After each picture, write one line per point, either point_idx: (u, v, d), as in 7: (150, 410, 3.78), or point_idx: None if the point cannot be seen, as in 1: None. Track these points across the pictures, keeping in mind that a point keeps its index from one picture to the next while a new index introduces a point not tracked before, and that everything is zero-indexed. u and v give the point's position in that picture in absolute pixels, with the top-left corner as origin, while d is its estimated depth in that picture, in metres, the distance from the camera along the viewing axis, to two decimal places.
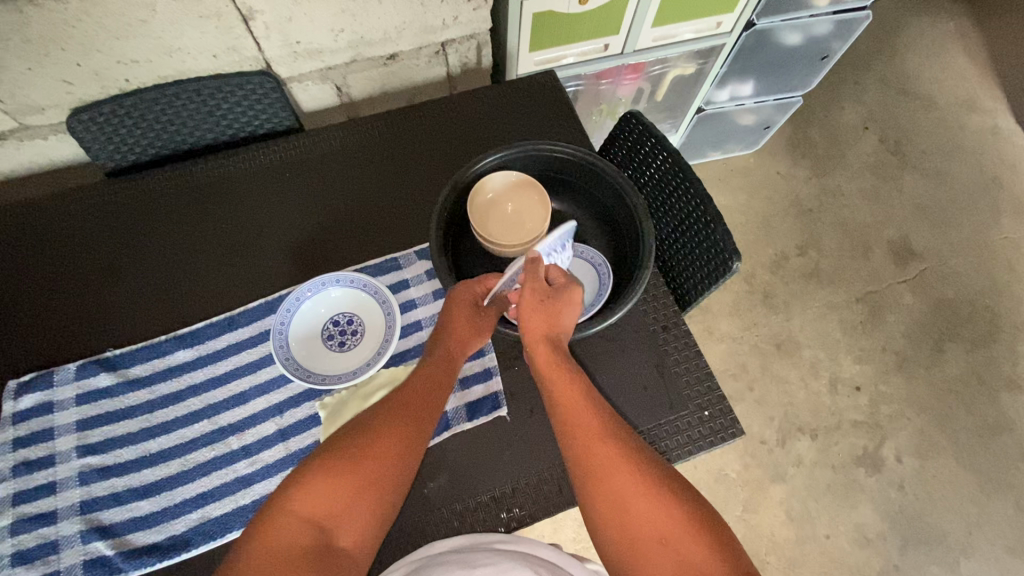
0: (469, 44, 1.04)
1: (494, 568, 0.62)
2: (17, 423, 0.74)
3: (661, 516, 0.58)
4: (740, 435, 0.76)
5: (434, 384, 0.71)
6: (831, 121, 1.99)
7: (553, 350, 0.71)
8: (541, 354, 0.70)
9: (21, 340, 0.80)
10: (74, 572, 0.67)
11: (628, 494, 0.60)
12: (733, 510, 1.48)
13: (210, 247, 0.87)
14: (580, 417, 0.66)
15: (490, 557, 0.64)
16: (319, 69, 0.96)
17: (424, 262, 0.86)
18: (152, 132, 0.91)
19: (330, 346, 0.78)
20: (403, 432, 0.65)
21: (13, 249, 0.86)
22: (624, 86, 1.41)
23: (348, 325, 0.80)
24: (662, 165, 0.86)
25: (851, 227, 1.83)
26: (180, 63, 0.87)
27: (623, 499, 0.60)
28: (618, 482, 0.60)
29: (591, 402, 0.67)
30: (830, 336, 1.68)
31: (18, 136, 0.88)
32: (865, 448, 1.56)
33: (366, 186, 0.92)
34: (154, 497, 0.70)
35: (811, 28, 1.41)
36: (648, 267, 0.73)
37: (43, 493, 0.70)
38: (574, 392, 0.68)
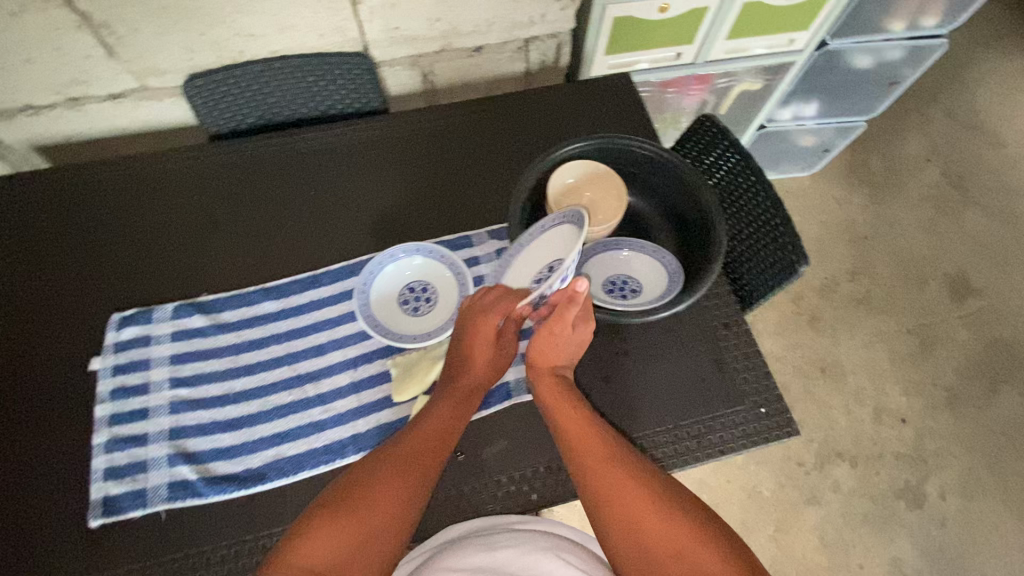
0: (550, 44, 1.14)
1: (516, 550, 0.65)
2: (118, 351, 0.80)
3: (674, 530, 0.58)
4: (795, 434, 0.78)
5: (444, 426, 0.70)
6: (892, 149, 1.96)
7: (559, 381, 0.74)
8: (547, 385, 0.73)
9: (125, 280, 0.87)
10: (160, 491, 0.72)
11: (641, 511, 0.60)
12: (765, 529, 1.46)
13: (298, 214, 0.93)
14: (588, 443, 0.67)
15: (511, 540, 0.67)
16: (410, 55, 1.04)
17: (495, 242, 0.90)
18: (253, 102, 0.99)
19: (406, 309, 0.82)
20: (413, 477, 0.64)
21: (122, 198, 0.93)
22: (689, 97, 1.43)
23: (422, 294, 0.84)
24: (734, 169, 0.89)
25: (907, 257, 1.80)
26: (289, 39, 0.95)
27: (634, 517, 0.59)
28: (627, 502, 0.61)
29: (598, 428, 0.68)
30: (877, 365, 1.65)
31: (137, 96, 0.97)
32: (908, 482, 1.52)
33: (445, 169, 0.97)
34: (236, 431, 0.76)
35: (882, 53, 1.42)
36: (716, 265, 0.77)
37: (136, 417, 0.77)
38: (581, 417, 0.69)
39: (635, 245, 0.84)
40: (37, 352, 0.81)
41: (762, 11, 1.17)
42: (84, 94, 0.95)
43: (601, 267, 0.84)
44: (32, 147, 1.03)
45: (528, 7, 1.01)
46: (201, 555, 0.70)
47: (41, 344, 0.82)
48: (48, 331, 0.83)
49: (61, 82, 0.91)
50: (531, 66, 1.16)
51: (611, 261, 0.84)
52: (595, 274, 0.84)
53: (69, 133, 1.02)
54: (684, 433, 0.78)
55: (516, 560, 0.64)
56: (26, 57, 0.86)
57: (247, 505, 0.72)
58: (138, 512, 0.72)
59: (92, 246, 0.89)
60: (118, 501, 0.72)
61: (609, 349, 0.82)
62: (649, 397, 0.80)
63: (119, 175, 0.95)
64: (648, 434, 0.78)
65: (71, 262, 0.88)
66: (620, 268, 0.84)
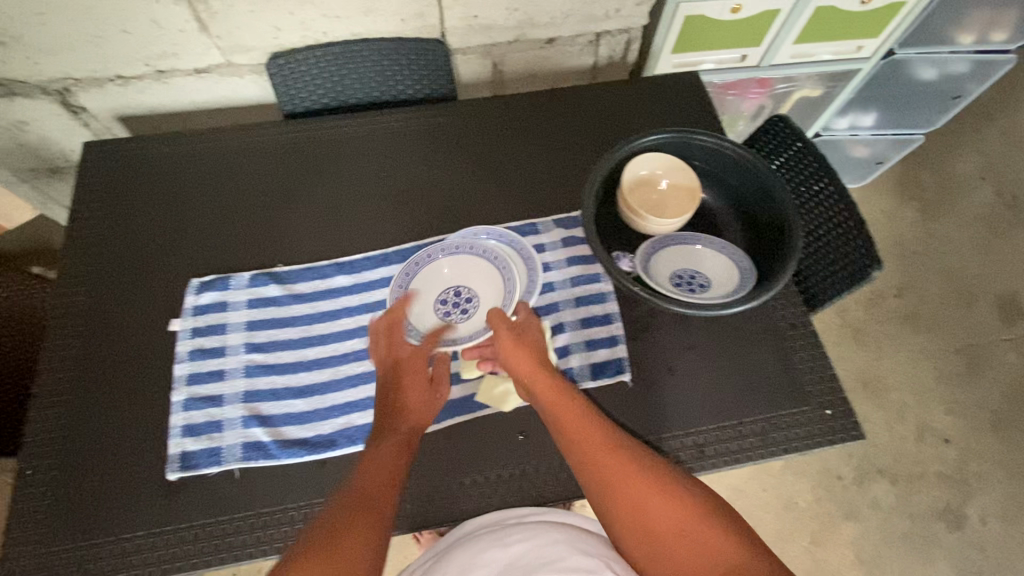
0: (621, 39, 1.16)
1: (527, 540, 0.66)
2: (197, 314, 0.83)
3: (682, 514, 0.57)
4: (861, 438, 0.77)
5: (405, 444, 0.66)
6: (945, 166, 1.92)
7: (549, 378, 0.72)
8: (540, 384, 0.71)
9: (202, 247, 0.89)
10: (234, 451, 0.75)
11: (647, 497, 0.59)
12: (800, 540, 1.44)
13: (367, 193, 0.95)
14: (584, 435, 0.65)
15: (523, 531, 0.68)
16: (484, 44, 1.09)
17: (561, 230, 0.91)
18: (329, 83, 1.01)
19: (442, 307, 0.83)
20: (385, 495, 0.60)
21: (201, 168, 0.97)
22: (748, 100, 1.42)
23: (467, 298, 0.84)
24: (807, 170, 0.89)
25: (957, 276, 1.76)
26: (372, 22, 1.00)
27: (640, 503, 0.59)
28: (632, 489, 0.60)
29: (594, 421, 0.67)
30: (921, 384, 1.61)
31: (220, 72, 1.03)
32: (948, 503, 1.48)
33: (512, 155, 0.98)
34: (309, 398, 0.78)
35: (947, 66, 1.40)
36: (790, 264, 0.78)
37: (213, 378, 0.79)
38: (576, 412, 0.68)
39: (705, 241, 0.85)
40: (119, 310, 0.84)
41: (834, 16, 1.17)
42: (170, 67, 1.01)
43: (670, 260, 0.85)
44: (116, 116, 1.10)
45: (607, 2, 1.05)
46: (271, 515, 0.72)
47: (123, 303, 0.85)
48: (129, 291, 0.86)
49: (152, 55, 0.98)
50: (599, 61, 1.20)
51: (679, 255, 0.85)
52: (663, 267, 0.84)
53: (149, 104, 1.08)
54: (747, 430, 0.78)
55: (527, 554, 0.64)
56: (125, 28, 0.93)
57: (318, 469, 0.74)
58: (213, 469, 0.74)
59: (171, 213, 0.92)
60: (194, 457, 0.74)
61: (673, 342, 0.83)
62: (713, 392, 0.80)
63: (197, 146, 0.98)
64: (711, 428, 0.78)
65: (151, 227, 0.91)
66: (688, 263, 0.85)
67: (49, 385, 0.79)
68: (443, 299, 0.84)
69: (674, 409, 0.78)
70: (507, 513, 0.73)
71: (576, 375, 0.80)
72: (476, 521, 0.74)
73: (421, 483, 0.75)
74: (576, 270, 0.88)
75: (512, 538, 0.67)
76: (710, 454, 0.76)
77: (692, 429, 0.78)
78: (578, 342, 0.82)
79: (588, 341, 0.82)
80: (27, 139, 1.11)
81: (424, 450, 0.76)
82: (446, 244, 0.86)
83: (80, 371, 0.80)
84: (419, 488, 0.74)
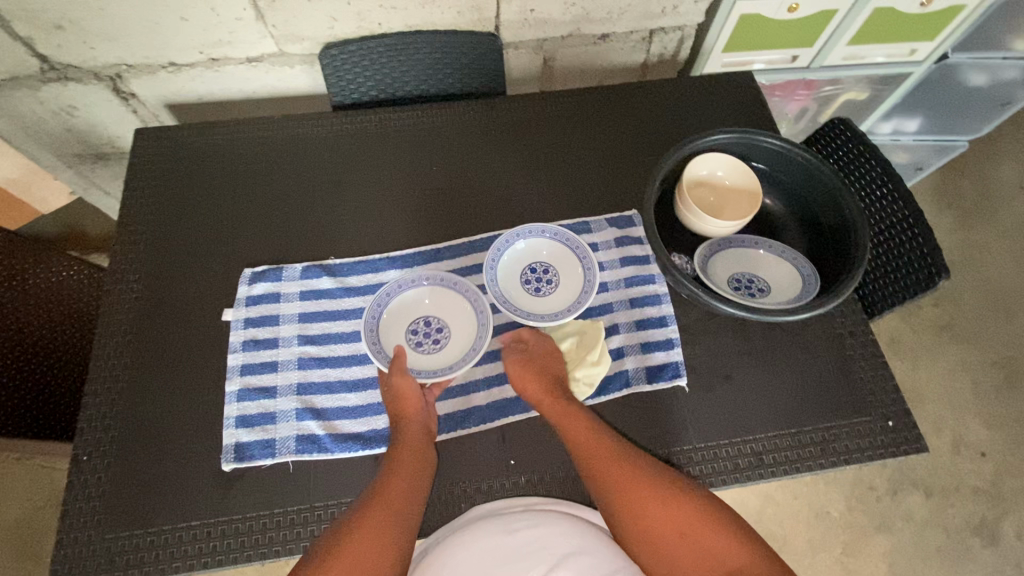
0: (673, 36, 1.19)
1: (533, 527, 0.65)
2: (250, 304, 0.83)
3: (677, 514, 0.61)
4: (924, 451, 0.75)
5: (410, 466, 0.68)
6: (986, 173, 1.88)
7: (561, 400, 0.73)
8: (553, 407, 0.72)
9: (253, 237, 0.89)
10: (288, 443, 0.74)
11: (646, 499, 0.63)
12: (832, 551, 1.42)
13: (418, 187, 0.93)
14: (588, 441, 0.68)
15: (529, 518, 0.67)
16: (537, 39, 1.12)
17: (615, 229, 0.89)
18: (380, 75, 1.01)
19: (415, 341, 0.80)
20: (388, 522, 0.63)
21: (250, 158, 0.96)
22: (793, 102, 1.41)
23: (441, 330, 0.80)
24: (869, 174, 0.88)
25: (997, 286, 1.72)
26: (427, 15, 1.02)
27: (639, 506, 0.63)
28: (632, 492, 0.63)
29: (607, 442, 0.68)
30: (958, 396, 1.58)
31: (273, 61, 1.08)
32: (983, 517, 1.46)
33: (565, 152, 0.96)
34: (362, 392, 0.78)
35: (999, 72, 1.35)
36: (859, 267, 0.77)
37: (266, 369, 0.79)
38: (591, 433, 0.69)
39: (763, 245, 0.84)
40: (172, 298, 0.84)
41: (892, 17, 1.16)
42: (224, 55, 1.05)
43: (727, 262, 0.83)
44: (165, 103, 1.15)
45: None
46: (325, 509, 0.71)
47: (176, 291, 0.85)
48: (182, 278, 0.86)
49: (207, 42, 1.02)
50: (651, 58, 1.23)
51: (737, 258, 0.84)
52: (722, 269, 0.83)
53: (200, 93, 1.13)
54: (807, 439, 0.76)
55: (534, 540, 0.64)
56: (183, 15, 0.96)
57: (372, 464, 0.74)
58: (267, 461, 0.73)
59: (222, 202, 0.92)
60: (248, 449, 0.74)
61: (730, 347, 0.81)
62: (771, 399, 0.78)
63: (247, 136, 0.98)
64: (770, 436, 0.76)
65: (202, 215, 0.91)
66: (746, 266, 0.83)
67: (103, 371, 0.79)
68: (413, 330, 0.80)
69: (732, 415, 0.77)
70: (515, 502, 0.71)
71: (631, 378, 0.79)
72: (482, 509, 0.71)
73: (474, 483, 0.73)
74: (629, 271, 0.86)
75: (521, 525, 0.66)
76: (769, 463, 0.74)
77: (751, 436, 0.76)
78: (633, 344, 0.81)
79: (643, 344, 0.81)
80: (76, 125, 1.16)
81: (477, 448, 0.75)
82: (399, 280, 0.81)
83: (134, 359, 0.80)
84: (472, 489, 0.73)
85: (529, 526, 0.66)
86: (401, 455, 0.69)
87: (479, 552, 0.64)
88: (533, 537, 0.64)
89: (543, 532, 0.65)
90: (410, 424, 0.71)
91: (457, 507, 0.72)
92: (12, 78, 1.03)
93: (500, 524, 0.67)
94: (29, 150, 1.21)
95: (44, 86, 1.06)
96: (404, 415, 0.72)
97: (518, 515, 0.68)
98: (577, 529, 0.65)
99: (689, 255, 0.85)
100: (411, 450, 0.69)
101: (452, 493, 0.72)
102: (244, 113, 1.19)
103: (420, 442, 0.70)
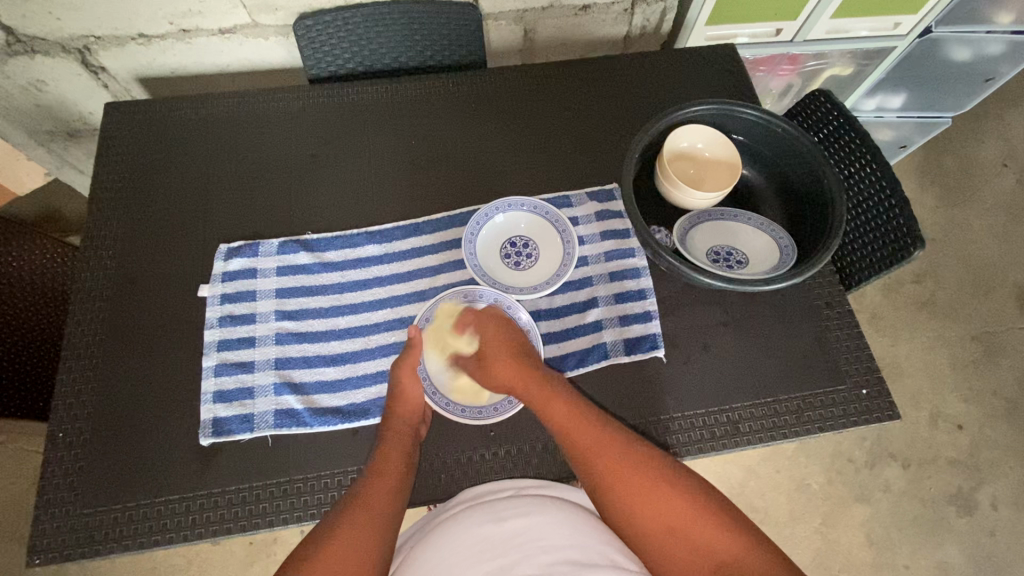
0: (655, 9, 1.20)
1: (523, 517, 0.64)
2: (226, 281, 0.82)
3: (670, 508, 0.60)
4: (897, 418, 0.76)
5: (395, 468, 0.67)
6: (968, 150, 1.89)
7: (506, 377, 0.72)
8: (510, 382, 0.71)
9: (228, 212, 0.88)
10: (266, 418, 0.74)
11: (640, 491, 0.61)
12: (811, 521, 1.45)
13: (395, 160, 0.92)
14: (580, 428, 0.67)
15: (518, 506, 0.66)
16: (517, 9, 1.12)
17: (595, 203, 0.89)
18: (356, 47, 0.99)
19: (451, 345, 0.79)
20: (373, 528, 0.61)
21: (224, 131, 0.94)
22: (776, 77, 1.42)
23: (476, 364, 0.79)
24: (847, 145, 0.89)
25: (976, 263, 1.74)
26: None
27: (632, 502, 0.61)
28: (625, 485, 0.62)
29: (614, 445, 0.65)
30: (936, 370, 1.61)
31: (246, 33, 1.06)
32: (959, 488, 1.49)
33: (546, 126, 0.95)
34: (341, 366, 0.78)
35: (983, 47, 1.35)
36: (836, 237, 0.77)
37: (243, 345, 0.78)
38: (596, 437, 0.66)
39: (742, 218, 0.84)
40: (146, 274, 0.83)
41: None
42: (196, 26, 1.03)
43: (705, 235, 0.83)
44: (137, 77, 1.13)
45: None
46: (304, 482, 0.72)
47: (150, 267, 0.83)
48: (156, 254, 0.84)
49: (176, 12, 1.00)
50: (633, 30, 1.24)
51: (716, 231, 0.84)
52: (700, 242, 0.83)
53: (172, 66, 1.11)
54: (783, 408, 0.77)
55: (525, 530, 0.63)
56: None
57: (351, 438, 0.74)
58: (245, 435, 0.73)
59: (195, 176, 0.90)
60: (225, 424, 0.74)
61: (708, 318, 0.82)
62: (748, 369, 0.79)
63: (220, 109, 0.96)
64: (747, 404, 0.77)
65: (175, 189, 0.89)
66: (725, 239, 0.83)
67: (77, 348, 0.78)
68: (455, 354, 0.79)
69: (709, 385, 0.77)
70: (504, 484, 0.71)
71: (609, 350, 0.79)
72: (479, 489, 0.71)
73: (453, 454, 0.73)
74: (609, 244, 0.86)
75: (509, 514, 0.65)
76: (745, 431, 0.75)
77: (727, 406, 0.76)
78: (612, 317, 0.81)
79: (621, 317, 0.81)
80: (45, 100, 1.13)
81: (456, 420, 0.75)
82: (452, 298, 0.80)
83: (108, 336, 0.79)
84: (452, 460, 0.73)
85: (518, 515, 0.64)
86: (387, 457, 0.68)
87: (466, 544, 0.64)
88: (522, 528, 0.63)
89: (533, 523, 0.64)
90: (400, 426, 0.70)
91: (437, 478, 0.72)
92: None
93: (489, 511, 0.66)
94: None
95: (10, 60, 1.03)
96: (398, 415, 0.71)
97: (508, 503, 0.67)
98: (566, 519, 0.65)
99: (669, 227, 0.85)
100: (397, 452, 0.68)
101: (432, 464, 0.73)
102: (220, 87, 1.18)
103: (407, 445, 0.70)
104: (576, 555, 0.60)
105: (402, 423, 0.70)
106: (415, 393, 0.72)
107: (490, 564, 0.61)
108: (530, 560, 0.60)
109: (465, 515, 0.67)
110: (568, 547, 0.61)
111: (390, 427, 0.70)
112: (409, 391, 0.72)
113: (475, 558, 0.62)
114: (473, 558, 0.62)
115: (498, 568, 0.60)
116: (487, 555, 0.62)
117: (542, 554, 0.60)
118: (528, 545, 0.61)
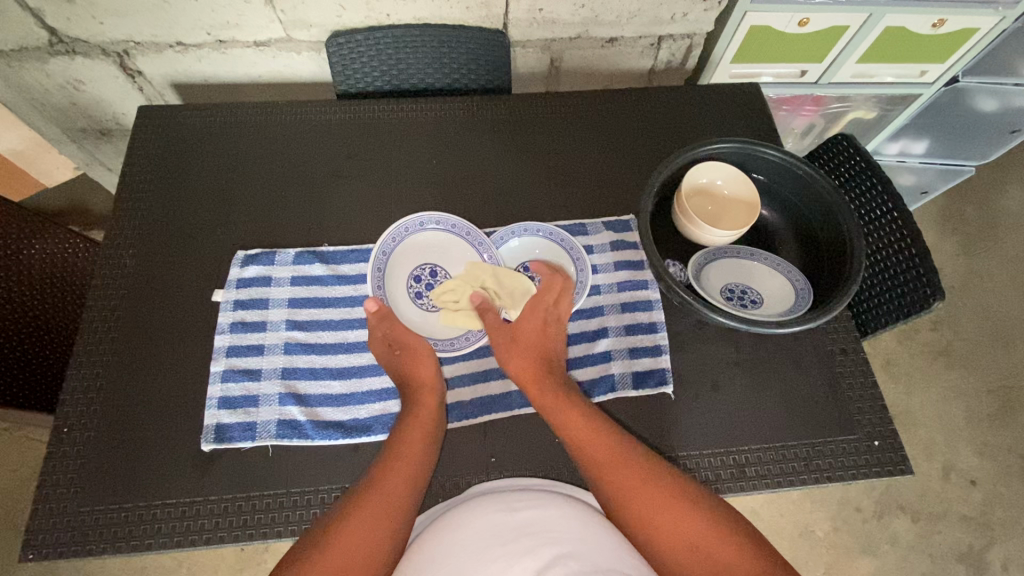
0: (681, 44, 1.22)
1: (536, 510, 0.59)
2: (240, 287, 0.83)
3: (693, 526, 0.60)
4: (910, 473, 0.74)
5: (417, 451, 0.68)
6: (991, 200, 1.87)
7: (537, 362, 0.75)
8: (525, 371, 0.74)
9: (247, 219, 0.89)
10: (268, 428, 0.74)
11: (656, 509, 0.61)
12: (814, 570, 1.41)
13: (415, 178, 0.93)
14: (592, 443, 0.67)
15: (530, 500, 0.61)
16: (545, 39, 1.14)
17: (610, 233, 0.89)
18: (385, 66, 1.01)
19: (411, 273, 0.83)
20: (387, 516, 0.62)
21: (251, 140, 0.96)
22: (800, 117, 1.42)
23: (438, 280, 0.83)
24: (869, 191, 0.88)
25: (995, 314, 1.70)
26: (435, 8, 1.04)
27: (655, 519, 0.61)
28: (647, 501, 0.62)
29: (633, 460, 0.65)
30: (951, 422, 1.57)
31: (280, 46, 1.09)
32: (970, 546, 1.44)
33: (565, 152, 0.96)
34: (346, 380, 0.78)
35: (1010, 98, 1.34)
36: (856, 282, 0.76)
37: (252, 353, 0.78)
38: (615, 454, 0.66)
39: (758, 257, 0.83)
40: (162, 275, 0.84)
41: (902, 36, 1.17)
42: (231, 38, 1.07)
43: (721, 273, 0.83)
44: (171, 82, 1.16)
45: (674, 5, 1.10)
46: (301, 496, 0.71)
47: (166, 268, 0.85)
48: (176, 254, 0.86)
49: (215, 24, 1.03)
50: (658, 64, 1.26)
51: (732, 268, 0.83)
52: (715, 279, 0.82)
53: (205, 74, 1.14)
54: (792, 454, 0.75)
55: (539, 521, 0.57)
56: None
57: (352, 453, 0.74)
58: (247, 444, 0.73)
59: (219, 182, 0.92)
60: (228, 430, 0.73)
61: (719, 357, 0.81)
62: (758, 411, 0.77)
63: (247, 119, 0.98)
64: (755, 448, 0.75)
65: (196, 193, 0.91)
66: (740, 278, 0.83)
67: (90, 344, 0.79)
68: (417, 278, 0.83)
69: (717, 425, 0.76)
70: (513, 480, 0.71)
71: (617, 382, 0.78)
72: (483, 486, 0.71)
73: (453, 478, 0.72)
74: (623, 274, 0.86)
75: (522, 506, 0.60)
76: (752, 475, 0.74)
77: (735, 448, 0.75)
78: (621, 349, 0.81)
79: (631, 349, 0.80)
80: (81, 99, 1.17)
81: (456, 443, 0.74)
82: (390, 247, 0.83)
83: (120, 332, 0.80)
84: (451, 483, 0.72)
85: (529, 508, 0.60)
86: (407, 437, 0.69)
87: (474, 530, 0.58)
88: (534, 518, 0.58)
89: (545, 515, 0.58)
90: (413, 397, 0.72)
91: (435, 501, 0.71)
92: (20, 49, 1.04)
93: (501, 502, 0.61)
94: (33, 121, 1.22)
95: (51, 59, 1.07)
96: (420, 392, 0.72)
97: (519, 496, 0.62)
98: (582, 517, 0.59)
99: (683, 262, 0.85)
100: (418, 432, 0.70)
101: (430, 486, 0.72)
102: (250, 96, 1.21)
103: (429, 426, 0.70)
104: (590, 553, 0.54)
105: (428, 392, 0.72)
106: (426, 372, 0.74)
107: (496, 550, 0.55)
108: (539, 551, 0.54)
109: (474, 507, 0.61)
110: (577, 541, 0.55)
111: (415, 399, 0.72)
112: (421, 371, 0.74)
113: (481, 546, 0.56)
114: (478, 547, 0.56)
115: (505, 555, 0.54)
116: (496, 542, 0.55)
117: (554, 544, 0.54)
118: (540, 535, 0.55)
